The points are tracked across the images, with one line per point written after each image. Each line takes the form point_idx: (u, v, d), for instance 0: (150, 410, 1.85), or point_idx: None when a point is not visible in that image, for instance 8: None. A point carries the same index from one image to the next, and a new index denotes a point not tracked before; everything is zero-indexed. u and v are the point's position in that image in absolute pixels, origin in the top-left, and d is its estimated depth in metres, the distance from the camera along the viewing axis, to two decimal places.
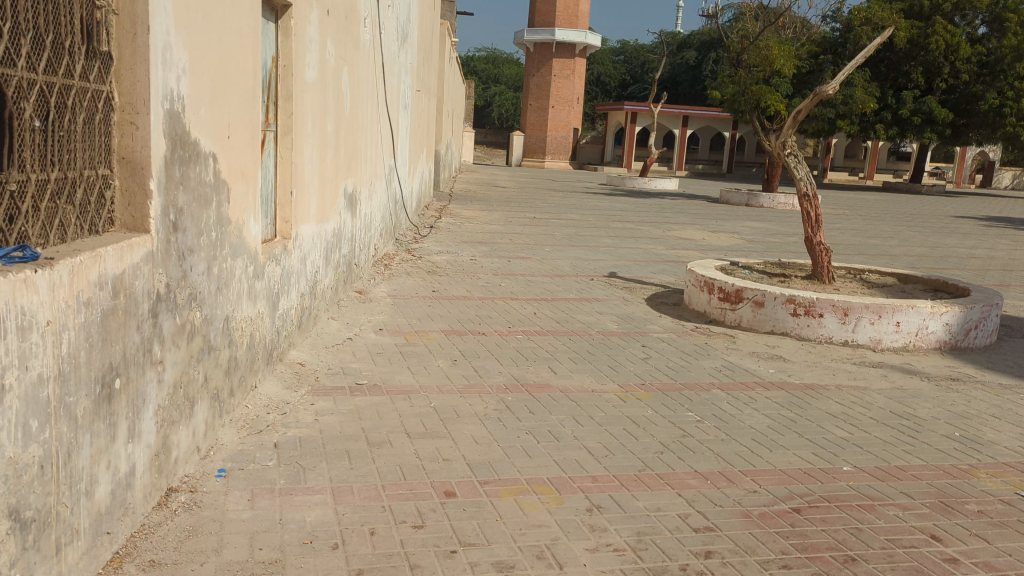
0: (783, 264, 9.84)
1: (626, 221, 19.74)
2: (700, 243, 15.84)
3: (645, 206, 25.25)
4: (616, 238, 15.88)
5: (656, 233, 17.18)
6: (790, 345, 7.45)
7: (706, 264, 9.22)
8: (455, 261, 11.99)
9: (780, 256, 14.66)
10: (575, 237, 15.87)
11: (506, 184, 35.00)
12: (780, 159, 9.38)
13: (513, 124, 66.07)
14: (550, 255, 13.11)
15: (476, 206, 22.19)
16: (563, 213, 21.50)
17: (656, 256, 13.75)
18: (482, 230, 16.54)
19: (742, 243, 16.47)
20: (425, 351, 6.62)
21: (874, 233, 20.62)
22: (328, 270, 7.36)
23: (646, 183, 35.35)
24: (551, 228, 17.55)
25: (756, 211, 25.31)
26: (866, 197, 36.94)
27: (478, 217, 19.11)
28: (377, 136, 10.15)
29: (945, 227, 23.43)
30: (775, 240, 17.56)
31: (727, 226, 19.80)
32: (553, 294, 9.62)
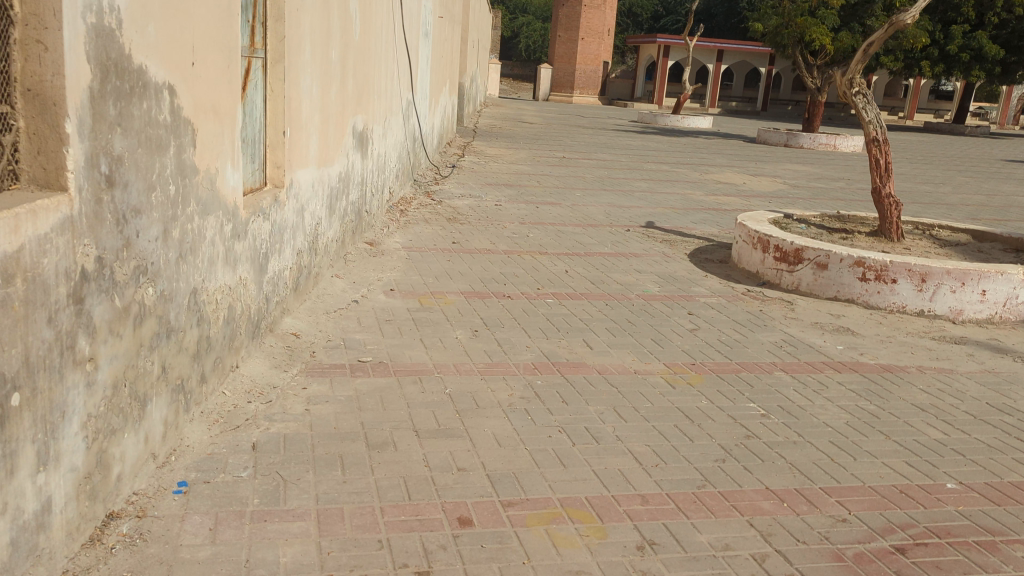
0: (843, 216, 8.82)
1: (660, 162, 18.62)
2: (741, 188, 14.76)
3: (679, 146, 24.01)
4: (650, 182, 14.84)
5: (693, 176, 16.08)
6: (857, 314, 6.52)
7: (758, 216, 8.25)
8: (478, 206, 11.08)
9: (828, 204, 13.59)
10: (607, 180, 14.85)
11: (533, 121, 33.72)
12: (847, 99, 8.30)
13: (540, 57, 64.08)
14: (581, 201, 12.15)
15: (501, 144, 21.14)
16: (593, 152, 20.42)
17: (695, 203, 12.72)
18: (507, 171, 15.56)
19: (786, 189, 15.34)
20: (441, 318, 5.78)
21: (924, 178, 19.34)
22: (332, 221, 6.50)
23: (679, 121, 33.90)
24: (581, 169, 16.53)
25: (796, 152, 23.99)
26: (909, 138, 35.25)
27: (504, 156, 18.10)
28: (393, 68, 9.16)
29: (999, 172, 22.01)
30: (820, 185, 16.39)
31: (768, 169, 18.62)
32: (586, 247, 8.72)
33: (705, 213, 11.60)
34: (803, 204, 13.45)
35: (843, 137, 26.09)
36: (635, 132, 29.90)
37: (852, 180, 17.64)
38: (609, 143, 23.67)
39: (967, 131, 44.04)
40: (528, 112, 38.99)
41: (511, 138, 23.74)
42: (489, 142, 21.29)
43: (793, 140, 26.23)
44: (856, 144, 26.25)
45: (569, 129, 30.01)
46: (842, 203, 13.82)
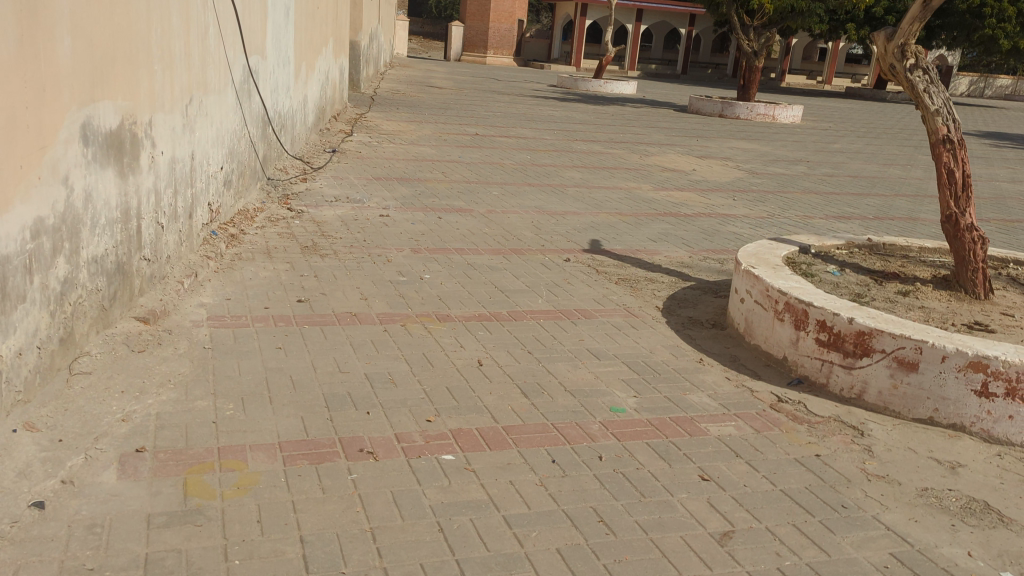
0: (876, 246, 6.11)
1: (590, 140, 15.80)
2: (692, 179, 12.07)
3: (606, 118, 21.24)
4: (583, 171, 11.97)
5: (631, 163, 13.31)
6: (981, 457, 3.77)
7: (769, 258, 5.44)
8: (356, 218, 7.98)
9: (800, 200, 11.04)
10: (530, 170, 11.92)
11: (442, 85, 30.41)
12: (897, 77, 5.57)
13: (451, 15, 60.27)
14: (496, 205, 9.17)
15: (401, 115, 17.91)
16: (511, 126, 17.43)
17: (644, 204, 9.90)
18: (405, 156, 12.44)
19: (743, 178, 12.73)
20: (210, 554, 2.74)
21: (881, 157, 17.16)
22: (14, 321, 3.32)
23: (601, 87, 31.15)
24: (497, 152, 13.53)
25: (734, 125, 21.56)
26: (837, 105, 33.56)
27: (402, 133, 14.91)
28: (201, 21, 5.91)
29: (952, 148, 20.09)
30: (779, 171, 13.86)
31: (713, 149, 16.00)
32: (508, 299, 5.78)
33: (661, 223, 8.80)
34: (773, 200, 10.83)
35: (781, 107, 23.80)
36: (556, 99, 27.01)
37: (809, 162, 15.22)
38: (528, 114, 20.70)
39: (889, 97, 42.85)
40: (437, 75, 35.60)
41: (415, 107, 20.48)
42: (388, 113, 18.02)
43: (728, 110, 23.78)
44: (795, 114, 24.02)
45: (481, 95, 26.90)
46: (815, 198, 11.29)
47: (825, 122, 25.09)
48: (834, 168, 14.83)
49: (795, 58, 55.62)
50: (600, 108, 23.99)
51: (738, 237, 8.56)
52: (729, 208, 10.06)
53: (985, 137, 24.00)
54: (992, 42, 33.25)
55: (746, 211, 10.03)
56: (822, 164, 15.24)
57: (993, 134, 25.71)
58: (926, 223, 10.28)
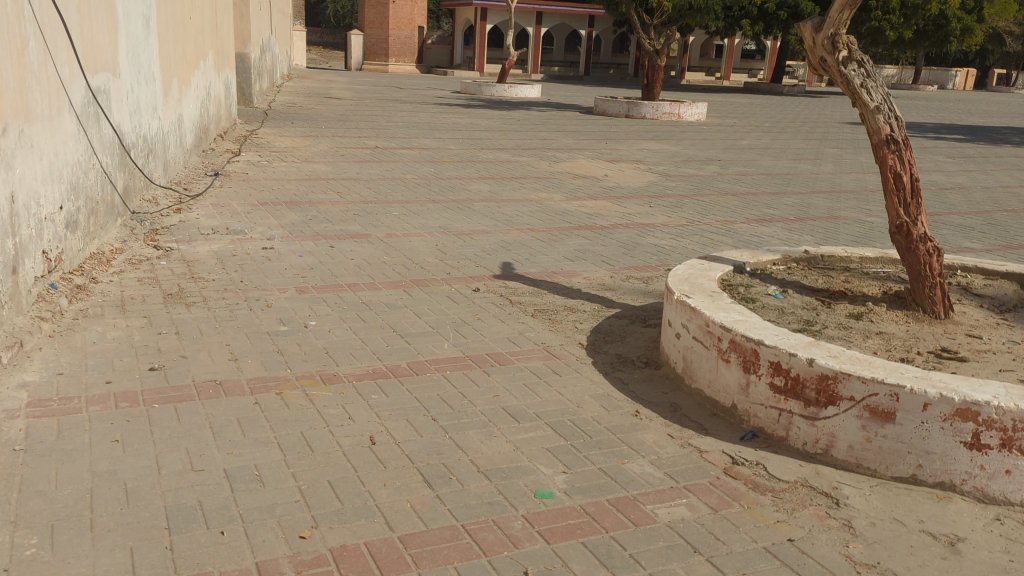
0: (814, 259, 5.62)
1: (497, 149, 15.06)
2: (605, 186, 11.47)
3: (512, 123, 20.56)
4: (489, 183, 11.20)
5: (540, 172, 12.63)
6: (977, 523, 3.19)
7: (703, 283, 4.80)
8: (234, 253, 6.96)
9: (718, 203, 10.57)
10: (434, 184, 11.07)
11: (341, 95, 29.19)
12: (829, 72, 5.02)
13: (349, 23, 58.76)
14: (396, 227, 8.29)
15: (296, 130, 16.76)
16: (413, 136, 16.53)
17: (556, 217, 9.19)
18: (298, 174, 11.41)
19: (656, 181, 12.22)
20: None
21: (789, 152, 17.03)
22: None
23: (506, 91, 30.53)
24: (398, 166, 12.63)
25: (641, 125, 21.22)
26: (738, 101, 33.92)
27: (294, 149, 13.83)
28: (14, 31, 4.85)
29: (854, 139, 20.26)
30: (691, 172, 13.42)
31: (623, 152, 15.50)
32: (408, 347, 4.92)
33: (577, 239, 8.10)
34: (690, 205, 10.31)
35: (686, 105, 23.65)
36: (460, 106, 26.20)
37: (720, 161, 14.88)
38: (431, 123, 19.83)
39: (785, 91, 43.75)
40: (337, 85, 34.29)
41: (311, 120, 19.33)
42: (281, 128, 16.85)
43: (634, 110, 23.46)
44: (700, 112, 23.91)
45: (382, 104, 25.84)
46: (731, 200, 10.82)
47: (729, 119, 25.09)
48: (746, 166, 14.51)
49: (693, 56, 56.44)
50: (506, 114, 23.31)
51: (660, 249, 7.93)
52: (646, 217, 9.47)
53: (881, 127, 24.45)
54: (879, 33, 34.24)
55: (664, 218, 9.45)
56: (733, 162, 14.92)
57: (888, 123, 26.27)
58: (845, 220, 9.93)
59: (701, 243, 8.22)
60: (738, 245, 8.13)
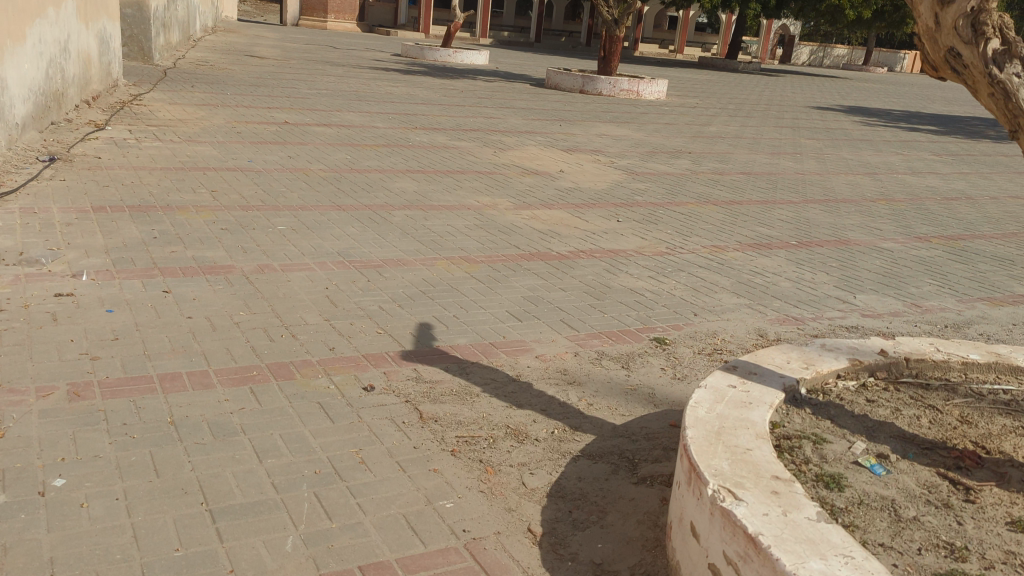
0: (897, 366, 3.53)
1: (431, 130, 12.73)
2: (560, 188, 9.28)
3: (453, 96, 18.15)
4: (416, 179, 8.93)
5: (481, 164, 10.38)
6: None
7: (748, 451, 2.65)
8: (5, 304, 4.55)
9: (701, 216, 8.50)
10: (345, 178, 8.74)
11: (266, 53, 26.24)
12: (965, 75, 2.97)
13: None
14: (277, 252, 5.97)
15: (195, 95, 14.09)
16: (336, 109, 14.02)
17: (498, 237, 6.97)
18: (172, 158, 8.92)
19: (619, 181, 10.10)
20: None
21: (763, 142, 15.09)
22: None
23: (449, 56, 27.98)
24: (306, 149, 10.20)
25: (597, 104, 19.04)
26: (696, 77, 31.98)
27: (181, 122, 11.26)
28: None
29: (826, 127, 18.46)
30: (660, 169, 11.34)
31: (579, 138, 13.32)
32: (215, 555, 2.68)
33: (525, 279, 5.91)
34: (665, 219, 8.20)
35: (645, 82, 21.56)
36: (398, 72, 23.62)
37: (690, 153, 12.83)
38: (361, 93, 17.30)
39: (740, 67, 42.03)
40: (264, 42, 31.18)
41: (220, 83, 16.59)
42: (177, 93, 14.13)
43: (588, 85, 21.26)
44: (660, 90, 21.83)
45: (310, 67, 23.05)
46: (714, 212, 8.76)
47: (690, 98, 23.10)
48: (720, 161, 12.50)
49: (646, 27, 54.31)
50: (447, 84, 20.86)
51: (637, 293, 5.79)
52: (613, 239, 7.32)
53: (849, 113, 22.78)
54: (838, 12, 32.85)
55: (635, 241, 7.32)
56: (704, 155, 12.89)
57: (853, 108, 24.65)
58: (856, 243, 7.94)
59: (690, 283, 6.11)
60: (739, 291, 6.05)
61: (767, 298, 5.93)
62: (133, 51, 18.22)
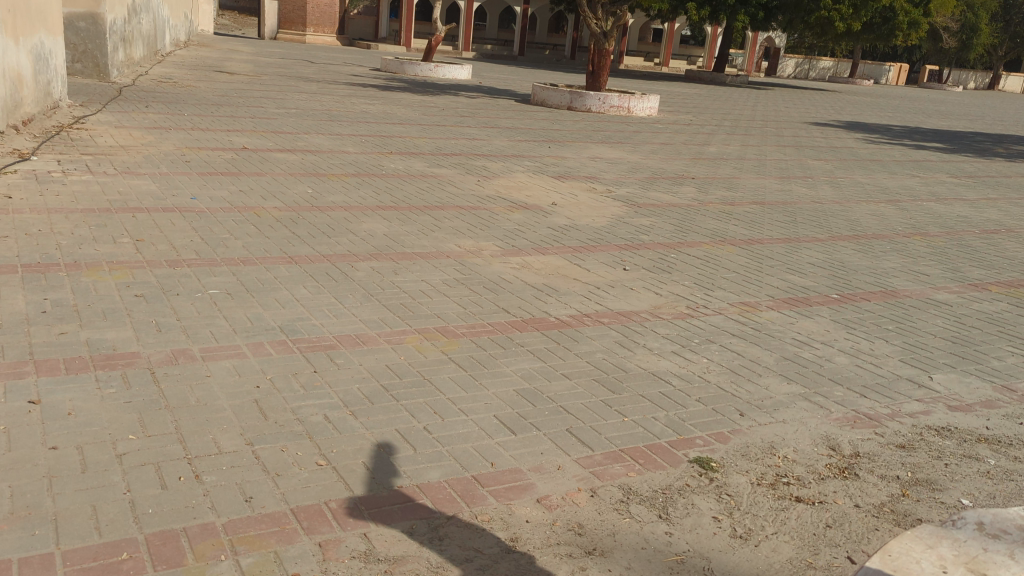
0: None
1: (408, 155, 11.45)
2: (555, 227, 8.03)
3: (434, 115, 16.88)
4: (385, 219, 7.64)
5: (464, 197, 9.10)
6: None
7: None
8: None
9: (720, 261, 7.25)
10: (302, 217, 7.43)
11: (235, 68, 24.88)
12: None
13: None
14: (199, 330, 4.67)
15: (147, 116, 12.73)
16: (303, 132, 12.72)
17: (482, 298, 5.68)
18: (99, 194, 7.58)
19: (620, 215, 8.85)
20: None
21: (769, 163, 13.92)
22: None
23: (430, 71, 26.71)
24: (263, 180, 8.89)
25: (587, 122, 17.83)
26: (686, 91, 30.92)
27: (122, 148, 9.91)
28: None
29: (831, 146, 17.33)
30: (663, 198, 10.10)
31: (572, 162, 12.10)
32: None
33: (518, 360, 4.62)
34: (678, 266, 6.94)
35: (636, 97, 20.38)
36: (375, 88, 22.35)
37: (694, 179, 11.61)
38: (334, 112, 15.99)
39: (728, 80, 41.09)
40: (236, 56, 29.80)
41: (179, 102, 15.23)
42: (127, 113, 12.77)
43: (577, 101, 20.05)
44: (651, 106, 20.67)
45: (282, 83, 21.72)
46: (734, 255, 7.51)
47: (683, 114, 21.94)
48: (728, 186, 11.29)
49: (631, 40, 53.38)
50: (427, 100, 19.60)
51: (662, 383, 4.51)
52: (623, 295, 6.04)
53: (849, 130, 21.73)
54: (829, 23, 31.98)
55: (649, 297, 6.04)
56: (710, 180, 11.67)
57: (852, 124, 23.60)
58: (907, 294, 6.72)
59: (725, 364, 4.85)
60: (788, 375, 4.78)
61: (825, 384, 4.68)
62: (87, 66, 16.82)
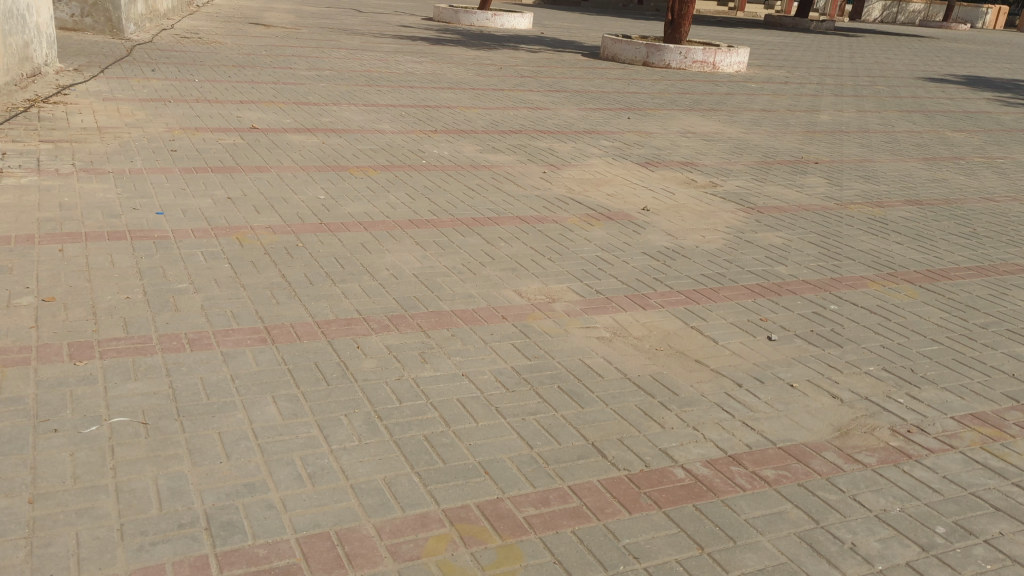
0: None
1: (455, 136, 9.30)
2: (654, 253, 5.80)
3: (488, 75, 14.59)
4: (418, 249, 5.50)
5: (525, 201, 6.93)
6: None
7: None
8: None
9: (908, 320, 4.91)
10: (300, 247, 5.33)
11: (274, 20, 22.89)
12: None
13: None
14: (56, 534, 2.59)
15: (149, 84, 10.83)
16: (330, 104, 10.65)
17: (558, 416, 3.51)
18: (30, 209, 5.62)
19: (738, 229, 6.55)
20: None
21: (899, 138, 11.32)
22: None
23: (488, 20, 24.27)
24: (262, 180, 6.85)
25: (667, 82, 15.33)
26: (771, 41, 27.81)
27: (99, 130, 8.02)
28: None
29: (963, 111, 14.52)
30: (786, 197, 7.74)
31: (658, 142, 9.77)
32: None
33: None
34: (850, 333, 4.63)
35: (723, 51, 17.59)
36: (425, 41, 20.04)
37: (817, 165, 9.17)
38: (374, 74, 13.85)
39: (813, 27, 37.44)
40: (280, 5, 27.75)
41: (196, 63, 13.31)
42: (125, 80, 10.85)
43: (655, 55, 17.45)
44: (741, 60, 17.86)
45: (322, 36, 19.60)
46: (923, 306, 5.15)
47: (775, 70, 19.16)
48: (864, 176, 8.82)
49: None
50: (482, 56, 17.30)
51: None
52: (783, 404, 3.80)
53: (974, 88, 18.66)
54: None
55: (825, 409, 3.78)
56: (837, 165, 9.22)
57: (974, 80, 20.45)
58: None
59: None
60: None
61: None
62: (98, 21, 15.04)
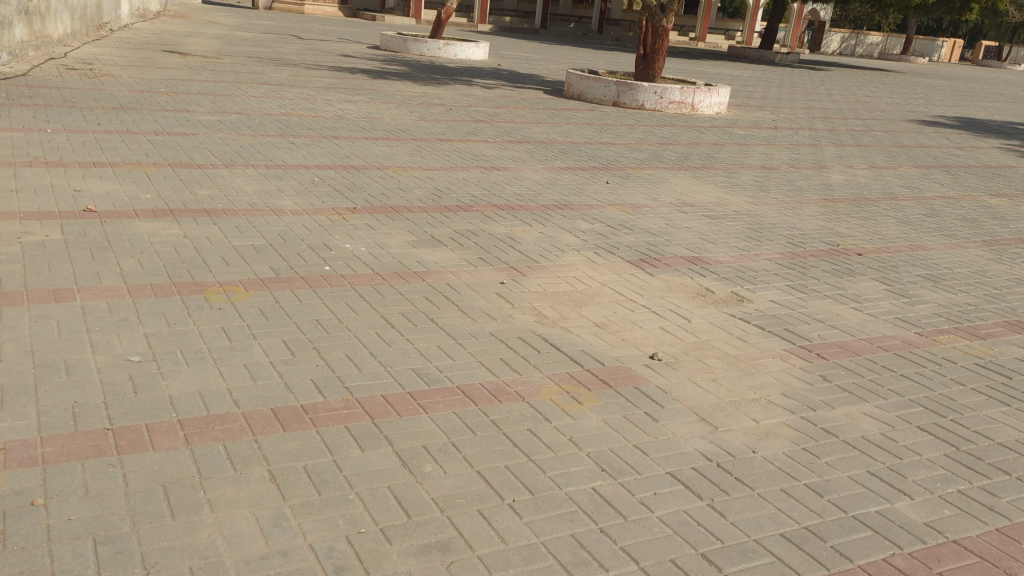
0: None
1: (381, 217, 6.88)
2: (689, 480, 3.40)
3: (435, 119, 12.22)
4: (269, 500, 3.00)
5: (470, 349, 4.50)
6: None
7: None
8: None
9: None
10: (31, 515, 2.78)
11: (197, 46, 20.23)
12: None
13: None
14: None
15: None
16: (222, 165, 8.16)
17: None
18: None
19: (804, 404, 4.20)
20: None
21: (937, 208, 9.23)
22: None
23: (439, 49, 21.93)
24: (49, 319, 4.31)
25: (645, 128, 13.13)
26: (743, 74, 25.97)
27: None
28: None
29: (984, 166, 12.59)
30: (846, 322, 5.46)
31: (650, 222, 7.47)
32: None
33: None
34: None
35: (702, 90, 15.47)
36: (365, 74, 17.58)
37: (863, 258, 6.95)
38: (294, 119, 11.40)
39: (778, 60, 35.96)
40: (210, 30, 25.08)
41: (67, 104, 10.67)
42: None
43: (625, 95, 15.27)
44: (721, 100, 15.76)
45: (246, 68, 17.06)
46: None
47: (759, 111, 17.17)
48: (929, 276, 6.61)
49: None
50: (428, 93, 14.94)
51: None
52: None
53: (977, 134, 16.87)
54: None
55: None
56: (887, 257, 7.02)
57: (970, 123, 18.74)
58: None
59: None
60: None
61: None
62: None
